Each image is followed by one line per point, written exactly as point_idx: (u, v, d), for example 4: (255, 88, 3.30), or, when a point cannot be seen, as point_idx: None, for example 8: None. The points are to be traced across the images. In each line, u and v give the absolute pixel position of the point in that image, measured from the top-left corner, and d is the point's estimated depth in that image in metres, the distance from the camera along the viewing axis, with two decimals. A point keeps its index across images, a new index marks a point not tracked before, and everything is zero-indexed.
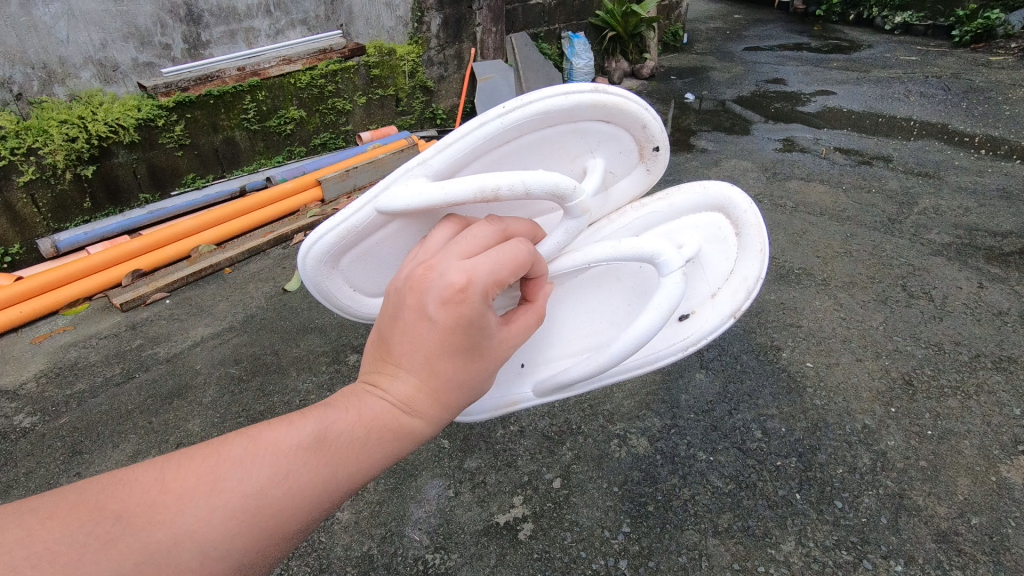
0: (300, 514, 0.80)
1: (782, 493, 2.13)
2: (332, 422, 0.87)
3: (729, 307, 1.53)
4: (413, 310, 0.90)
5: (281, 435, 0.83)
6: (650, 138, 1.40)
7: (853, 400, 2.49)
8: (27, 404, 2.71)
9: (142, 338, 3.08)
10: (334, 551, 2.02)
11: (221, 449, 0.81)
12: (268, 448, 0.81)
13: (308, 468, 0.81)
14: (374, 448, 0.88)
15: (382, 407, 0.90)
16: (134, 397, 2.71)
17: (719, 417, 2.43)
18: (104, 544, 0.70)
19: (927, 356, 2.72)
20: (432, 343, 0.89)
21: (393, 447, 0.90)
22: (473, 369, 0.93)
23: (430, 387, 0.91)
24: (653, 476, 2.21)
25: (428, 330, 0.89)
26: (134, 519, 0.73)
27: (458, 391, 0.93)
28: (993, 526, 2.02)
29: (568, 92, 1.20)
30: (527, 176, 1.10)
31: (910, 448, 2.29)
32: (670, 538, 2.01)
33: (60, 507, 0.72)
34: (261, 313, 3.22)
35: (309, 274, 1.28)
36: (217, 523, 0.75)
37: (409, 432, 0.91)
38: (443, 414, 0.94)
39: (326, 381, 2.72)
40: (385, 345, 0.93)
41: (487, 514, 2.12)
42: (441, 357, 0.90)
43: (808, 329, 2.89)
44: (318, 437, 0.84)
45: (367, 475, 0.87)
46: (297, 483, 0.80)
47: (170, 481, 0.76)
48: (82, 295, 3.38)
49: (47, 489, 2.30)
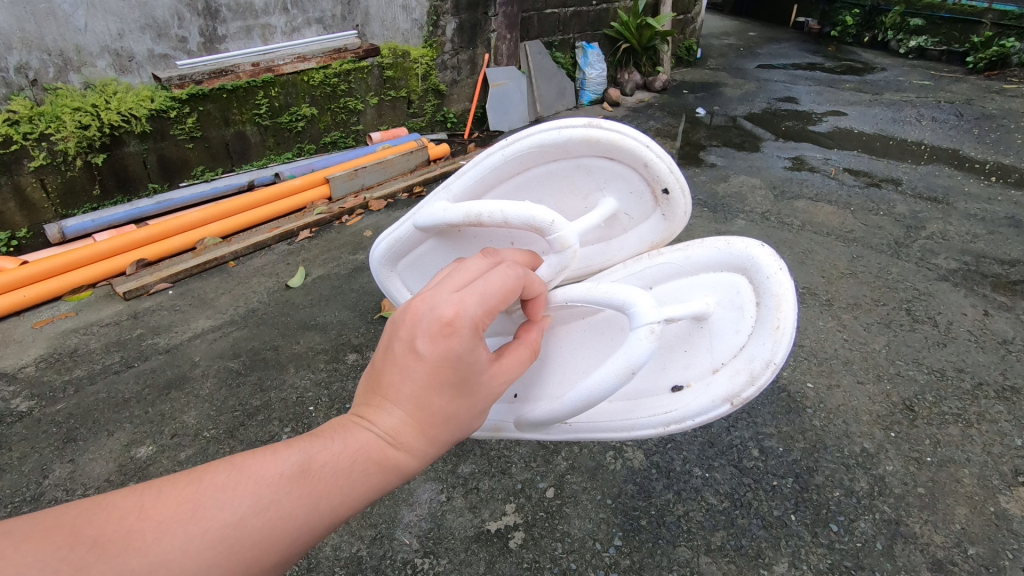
0: (279, 545, 0.77)
1: (778, 513, 2.11)
2: (318, 452, 0.85)
3: (726, 390, 1.26)
4: (403, 343, 0.88)
5: (264, 464, 0.81)
6: (659, 179, 1.37)
7: (853, 422, 2.47)
8: (24, 389, 2.71)
9: (143, 328, 3.08)
10: (323, 551, 2.01)
11: (204, 476, 0.79)
12: (253, 476, 0.79)
13: (292, 498, 0.79)
14: (357, 481, 0.85)
15: (368, 439, 0.87)
16: (132, 386, 2.71)
17: (717, 433, 2.42)
18: (78, 570, 0.65)
19: (929, 382, 2.69)
20: (423, 375, 0.87)
21: (378, 480, 0.87)
22: (462, 404, 0.91)
23: (418, 420, 0.88)
24: (648, 490, 2.20)
25: (418, 364, 0.87)
26: (109, 545, 0.69)
27: (446, 425, 0.91)
28: (990, 557, 1.99)
29: (561, 128, 1.32)
30: (505, 206, 1.18)
31: (908, 474, 2.26)
32: (662, 554, 1.99)
33: (35, 529, 0.67)
34: (263, 308, 3.23)
35: (377, 275, 1.56)
36: (195, 552, 0.72)
37: (395, 467, 0.89)
38: (430, 449, 0.91)
39: (324, 379, 2.71)
40: (375, 375, 0.91)
41: (478, 521, 2.10)
42: (430, 391, 0.88)
43: (810, 348, 2.88)
44: (301, 467, 0.82)
45: (350, 509, 0.84)
46: (277, 515, 0.78)
47: (149, 507, 0.73)
48: (85, 282, 3.38)
49: (39, 474, 2.30)
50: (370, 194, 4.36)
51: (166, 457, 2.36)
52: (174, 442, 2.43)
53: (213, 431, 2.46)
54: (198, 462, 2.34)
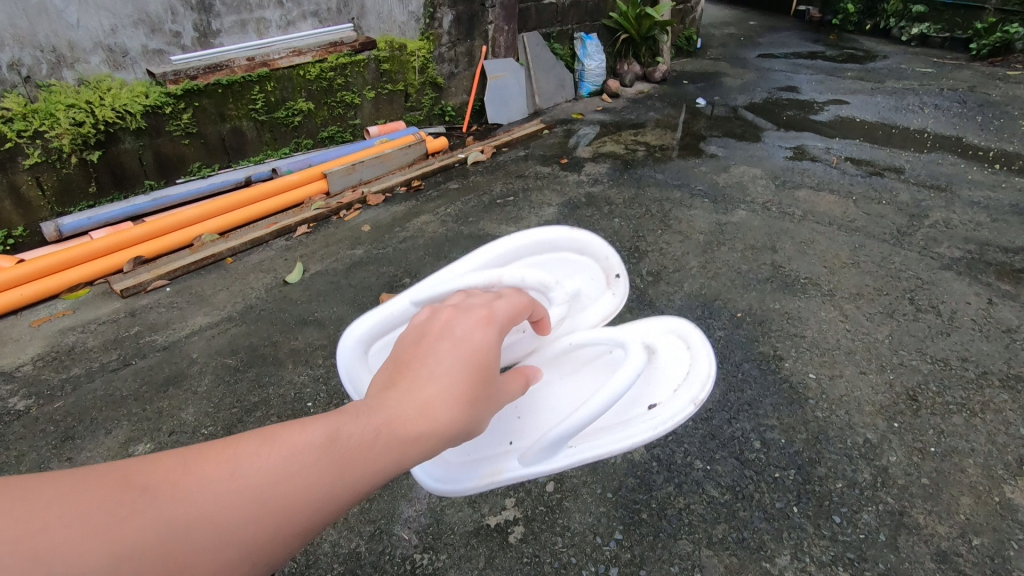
0: (310, 511, 0.74)
1: (780, 505, 2.09)
2: (351, 423, 0.84)
3: (689, 396, 1.53)
4: (433, 342, 1.04)
5: (297, 433, 0.77)
6: (612, 268, 1.80)
7: (855, 413, 2.45)
8: (22, 387, 2.70)
9: (140, 326, 3.07)
10: (321, 547, 2.00)
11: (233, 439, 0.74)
12: (287, 442, 0.76)
13: (323, 468, 0.76)
14: (389, 453, 0.84)
15: (397, 414, 0.89)
16: (130, 383, 2.70)
17: (718, 425, 2.41)
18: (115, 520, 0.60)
19: (932, 372, 2.66)
20: (446, 367, 1.00)
21: (406, 457, 0.86)
22: (478, 396, 1.01)
23: (444, 399, 0.95)
24: (649, 483, 2.18)
25: (446, 354, 1.02)
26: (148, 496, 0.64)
27: (465, 410, 0.97)
28: (994, 547, 1.97)
29: (551, 233, 1.72)
30: (523, 270, 1.50)
31: (912, 464, 2.24)
32: (663, 547, 1.97)
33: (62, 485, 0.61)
34: (261, 304, 3.21)
35: (342, 359, 1.36)
36: (231, 509, 0.67)
37: (420, 444, 0.88)
38: (449, 434, 0.94)
39: (322, 375, 2.70)
40: (402, 367, 1.00)
41: (478, 516, 2.09)
42: (455, 377, 0.99)
43: (811, 339, 2.85)
44: (336, 437, 0.80)
45: (378, 482, 0.82)
46: (314, 478, 0.75)
47: (180, 465, 0.68)
48: (82, 280, 3.37)
49: (37, 473, 2.29)
50: (368, 189, 4.34)
51: None
52: (172, 439, 2.42)
53: (211, 428, 2.45)
54: None
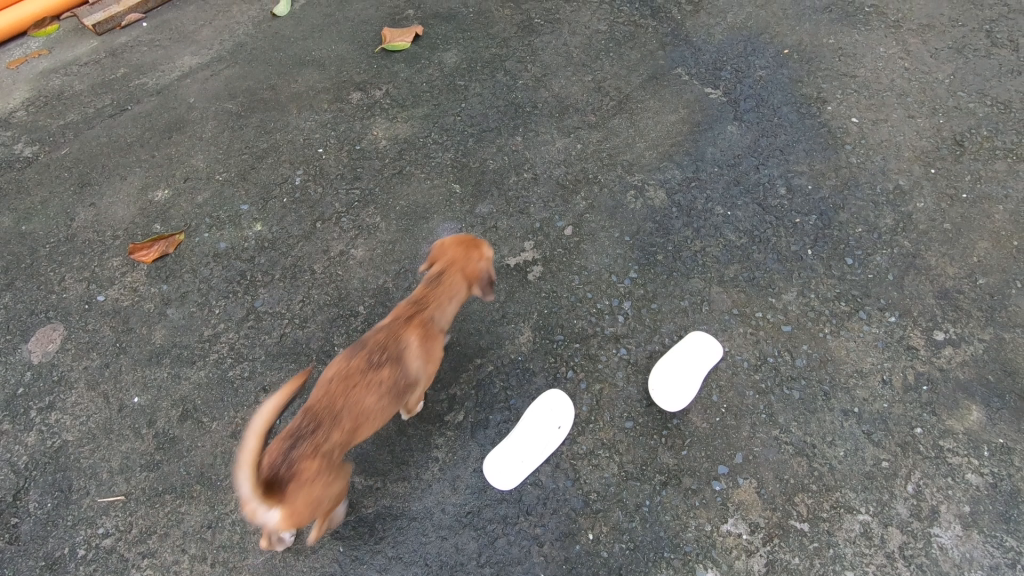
0: (367, 423, 1.51)
1: (795, 248, 2.12)
2: (359, 399, 1.48)
3: (677, 382, 1.84)
4: (379, 392, 1.51)
5: (358, 397, 1.48)
6: None
7: (892, 159, 2.32)
8: (23, 134, 2.61)
9: (125, 67, 2.82)
10: (351, 284, 2.12)
11: (380, 368, 1.52)
12: (361, 396, 1.48)
13: (333, 403, 1.46)
14: (375, 402, 1.51)
15: (386, 386, 1.53)
16: (132, 130, 2.59)
17: (744, 172, 2.32)
18: (342, 401, 1.46)
19: (988, 116, 2.44)
20: (362, 407, 1.48)
21: (362, 393, 1.48)
22: (378, 403, 1.52)
23: (366, 409, 1.49)
24: (666, 228, 2.19)
25: (365, 399, 1.48)
26: (346, 401, 1.47)
27: (377, 417, 1.53)
28: (998, 287, 2.01)
29: None
30: None
31: (938, 211, 2.19)
32: (675, 285, 2.06)
33: (335, 384, 1.48)
34: (252, 41, 2.88)
35: None
36: (375, 407, 1.52)
37: (368, 390, 1.49)
38: (381, 412, 1.54)
39: (330, 121, 2.56)
40: (356, 385, 1.49)
41: (497, 257, 2.15)
42: (359, 398, 1.48)
43: (863, 81, 2.57)
44: (347, 381, 1.48)
45: (368, 402, 1.49)
46: (367, 405, 1.50)
47: (345, 383, 1.49)
48: (48, 14, 3.01)
49: (67, 218, 2.35)
50: None
51: (184, 201, 2.36)
52: (189, 186, 2.40)
53: (225, 175, 2.42)
54: (217, 205, 2.35)
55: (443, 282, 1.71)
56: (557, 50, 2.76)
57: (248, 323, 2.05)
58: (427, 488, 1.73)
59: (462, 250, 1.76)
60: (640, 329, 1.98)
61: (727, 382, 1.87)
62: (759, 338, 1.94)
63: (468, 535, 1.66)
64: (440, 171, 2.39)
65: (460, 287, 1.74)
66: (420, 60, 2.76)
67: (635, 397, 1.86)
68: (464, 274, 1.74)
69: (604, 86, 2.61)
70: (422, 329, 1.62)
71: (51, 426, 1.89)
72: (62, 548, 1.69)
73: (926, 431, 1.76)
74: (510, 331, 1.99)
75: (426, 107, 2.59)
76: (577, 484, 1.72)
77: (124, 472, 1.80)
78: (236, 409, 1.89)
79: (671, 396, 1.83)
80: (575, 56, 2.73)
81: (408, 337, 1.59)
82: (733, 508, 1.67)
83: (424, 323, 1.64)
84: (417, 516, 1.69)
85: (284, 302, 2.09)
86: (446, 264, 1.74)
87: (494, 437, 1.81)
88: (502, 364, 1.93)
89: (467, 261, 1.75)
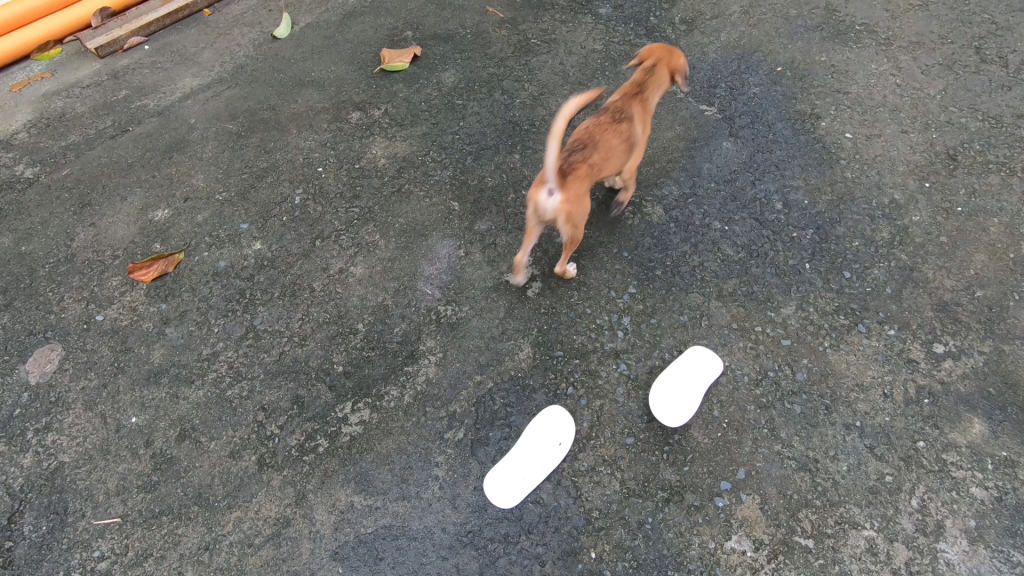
0: (616, 160, 2.09)
1: (793, 262, 2.13)
2: (612, 149, 2.05)
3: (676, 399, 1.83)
4: (619, 137, 2.07)
5: (611, 136, 2.05)
6: None
7: (887, 173, 2.35)
8: (24, 155, 2.62)
9: (127, 89, 2.85)
10: (351, 301, 2.12)
11: (618, 126, 2.08)
12: (616, 141, 2.06)
13: (608, 141, 2.04)
14: (620, 143, 2.08)
15: (621, 137, 2.08)
16: (133, 150, 2.61)
17: (741, 187, 2.34)
18: (596, 138, 2.01)
19: (980, 130, 2.47)
20: (615, 148, 2.06)
21: (613, 136, 2.05)
22: (620, 148, 2.09)
23: (624, 142, 2.08)
24: (664, 243, 2.20)
25: (614, 138, 2.05)
26: (603, 140, 2.03)
27: (619, 155, 2.09)
28: (996, 299, 2.02)
29: None
30: None
31: (934, 224, 2.20)
32: (674, 300, 2.06)
33: (596, 125, 2.06)
34: (252, 63, 2.92)
35: None
36: (613, 150, 2.06)
37: (618, 134, 2.07)
38: (613, 160, 2.09)
39: (329, 140, 2.59)
40: (606, 131, 2.06)
41: (496, 274, 2.16)
42: (613, 141, 2.05)
43: (855, 97, 2.60)
44: (600, 127, 2.04)
45: (618, 151, 2.08)
46: (616, 146, 2.07)
47: (599, 131, 2.03)
48: (51, 38, 3.04)
49: (67, 238, 2.35)
50: None
51: (184, 220, 2.37)
52: (189, 205, 2.41)
53: (225, 194, 2.44)
54: (217, 224, 2.36)
55: (655, 74, 2.25)
56: (553, 69, 2.79)
57: (247, 341, 2.05)
58: (427, 507, 1.71)
59: (666, 51, 2.28)
60: (639, 344, 1.97)
61: (727, 397, 1.86)
62: (758, 353, 1.94)
63: (469, 555, 1.64)
64: (439, 189, 2.41)
65: (664, 79, 2.28)
66: (418, 80, 2.80)
67: (636, 413, 1.85)
68: (668, 68, 2.27)
69: (600, 103, 2.64)
70: (642, 106, 2.17)
71: (47, 447, 1.87)
72: (56, 572, 1.66)
73: (929, 445, 1.75)
74: (510, 348, 1.99)
75: (425, 126, 2.62)
76: (579, 502, 1.70)
77: (121, 493, 1.78)
78: (234, 428, 1.87)
79: (671, 412, 1.82)
80: (571, 75, 2.76)
81: (636, 107, 2.15)
82: (736, 525, 1.65)
83: (643, 102, 2.18)
84: (417, 536, 1.67)
85: (283, 320, 2.09)
86: (655, 61, 2.26)
87: (494, 454, 1.79)
88: (502, 380, 1.92)
89: (670, 60, 2.28)
